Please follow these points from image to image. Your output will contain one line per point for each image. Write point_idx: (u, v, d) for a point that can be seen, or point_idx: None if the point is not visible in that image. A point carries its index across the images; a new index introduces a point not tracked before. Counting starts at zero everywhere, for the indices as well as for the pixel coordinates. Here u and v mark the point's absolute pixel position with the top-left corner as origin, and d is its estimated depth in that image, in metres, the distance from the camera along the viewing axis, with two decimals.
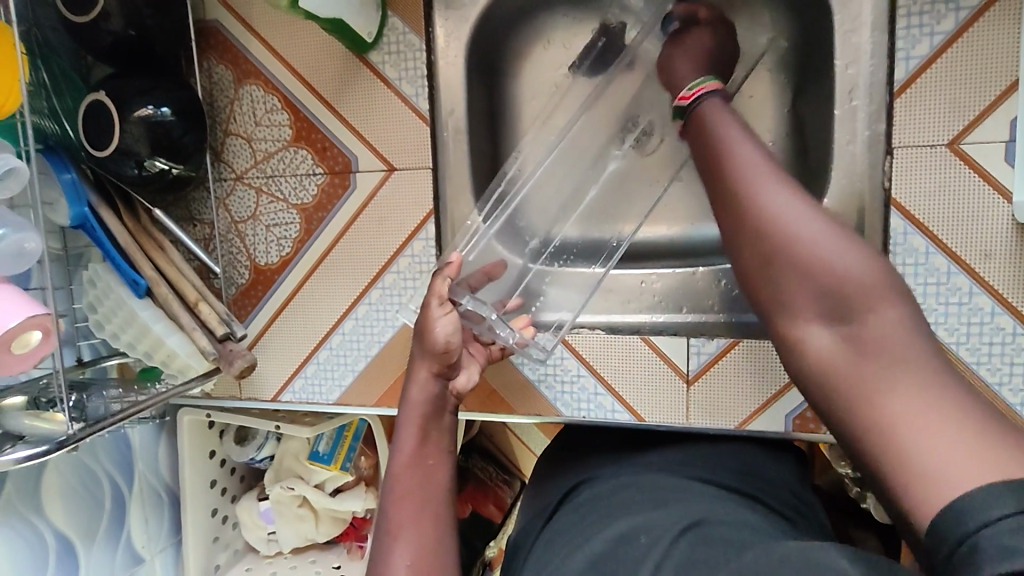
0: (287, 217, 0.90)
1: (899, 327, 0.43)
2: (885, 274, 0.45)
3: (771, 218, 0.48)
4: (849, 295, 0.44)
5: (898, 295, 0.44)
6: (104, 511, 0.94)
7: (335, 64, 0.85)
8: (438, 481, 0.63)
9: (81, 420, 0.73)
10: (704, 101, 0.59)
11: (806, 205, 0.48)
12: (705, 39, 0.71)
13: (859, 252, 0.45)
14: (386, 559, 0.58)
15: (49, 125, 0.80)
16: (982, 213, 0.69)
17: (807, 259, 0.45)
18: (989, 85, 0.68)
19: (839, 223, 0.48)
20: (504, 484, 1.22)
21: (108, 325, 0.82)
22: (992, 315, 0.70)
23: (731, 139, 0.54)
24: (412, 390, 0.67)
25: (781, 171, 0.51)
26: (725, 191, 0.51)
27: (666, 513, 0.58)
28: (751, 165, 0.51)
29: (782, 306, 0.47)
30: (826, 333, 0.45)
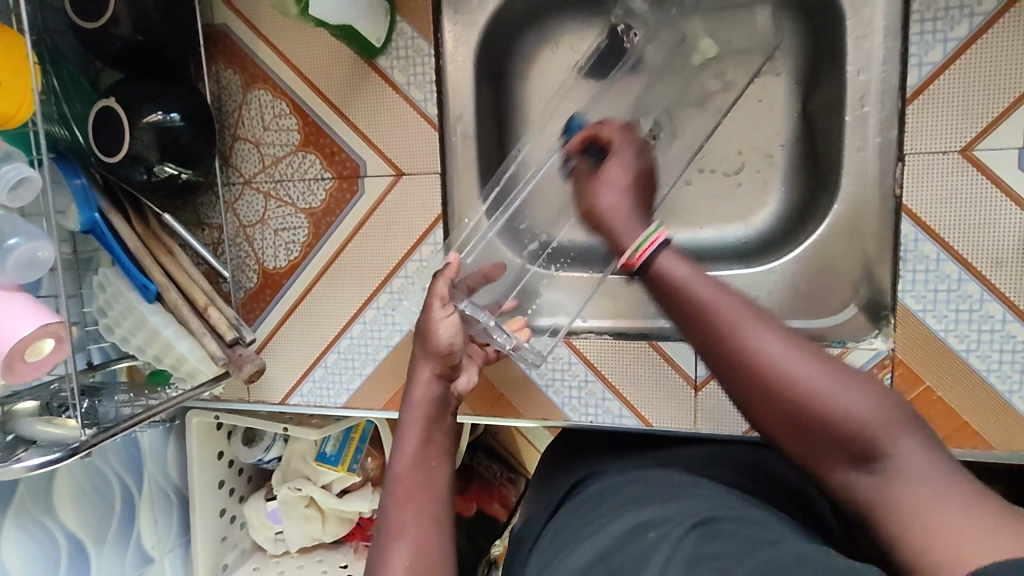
0: (295, 222, 0.90)
1: (925, 455, 0.45)
2: (890, 402, 0.47)
3: (776, 372, 0.48)
4: (865, 433, 0.46)
5: (907, 418, 0.47)
6: (114, 513, 0.95)
7: (344, 68, 0.85)
8: (440, 483, 0.62)
9: (93, 426, 0.74)
10: (654, 255, 0.59)
11: (798, 349, 0.49)
12: (626, 156, 0.72)
13: (862, 386, 0.47)
14: (383, 559, 0.56)
15: (59, 131, 0.80)
16: (994, 220, 0.69)
17: (825, 410, 0.47)
18: (1003, 92, 0.68)
19: (832, 359, 0.49)
20: (510, 482, 1.20)
21: (118, 329, 0.83)
22: (1003, 323, 0.70)
23: (699, 282, 0.54)
24: (414, 391, 0.67)
25: (757, 308, 0.52)
26: (713, 342, 0.52)
27: (675, 508, 0.58)
28: (731, 312, 0.51)
29: (811, 453, 0.48)
30: (863, 476, 0.46)
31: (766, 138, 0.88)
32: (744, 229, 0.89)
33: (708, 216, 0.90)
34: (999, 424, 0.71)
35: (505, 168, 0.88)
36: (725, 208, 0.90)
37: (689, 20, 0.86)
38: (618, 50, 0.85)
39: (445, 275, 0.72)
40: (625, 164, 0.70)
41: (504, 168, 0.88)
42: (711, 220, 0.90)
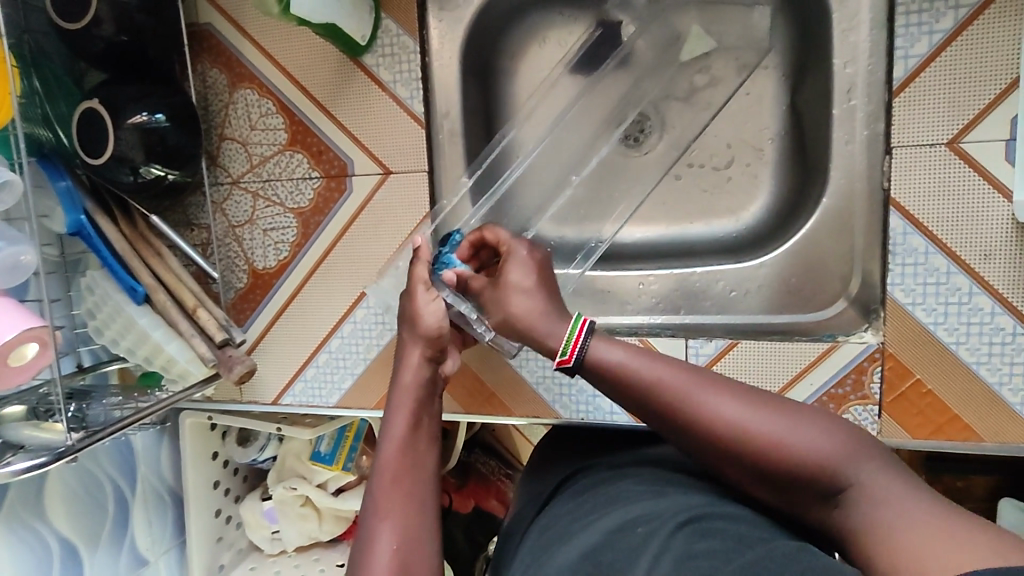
0: (284, 222, 0.89)
1: (886, 477, 0.49)
2: (840, 434, 0.51)
3: (735, 436, 0.52)
4: (825, 472, 0.49)
5: (860, 444, 0.51)
6: (107, 515, 0.95)
7: (330, 66, 0.84)
8: (427, 468, 0.62)
9: (81, 429, 0.74)
10: (585, 348, 0.59)
11: (747, 408, 0.53)
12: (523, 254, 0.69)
13: (813, 427, 0.51)
14: (370, 538, 0.57)
15: (43, 133, 0.79)
16: (982, 213, 0.69)
17: (786, 461, 0.50)
18: (988, 84, 0.67)
19: (780, 407, 0.53)
20: (508, 479, 1.18)
21: (107, 330, 0.83)
22: (992, 315, 0.70)
23: (641, 361, 0.57)
24: (403, 372, 0.67)
25: (700, 372, 0.56)
26: (666, 416, 0.55)
27: (662, 506, 0.58)
28: (676, 384, 0.55)
29: (785, 497, 0.52)
30: (837, 509, 0.49)
31: (756, 132, 0.88)
32: (735, 224, 0.89)
33: (698, 211, 0.90)
34: (989, 416, 0.71)
35: (486, 153, 0.88)
36: (716, 202, 0.89)
37: (676, 14, 0.85)
38: (614, 38, 0.88)
39: (423, 259, 0.70)
40: (522, 264, 0.67)
41: (486, 152, 0.89)
42: (701, 215, 0.90)
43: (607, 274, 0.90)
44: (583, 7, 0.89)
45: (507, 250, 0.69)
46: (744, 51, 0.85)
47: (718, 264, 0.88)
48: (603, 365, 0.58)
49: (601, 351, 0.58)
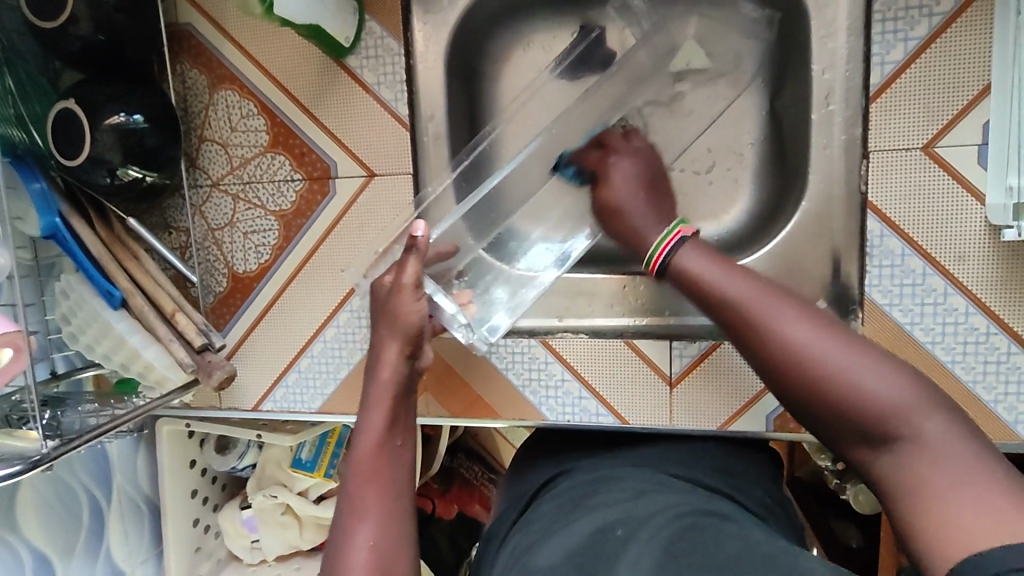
0: (265, 224, 0.88)
1: (953, 436, 0.44)
2: (915, 383, 0.46)
3: (801, 357, 0.49)
4: (884, 416, 0.45)
5: (935, 400, 0.45)
6: (82, 526, 0.93)
7: (313, 68, 0.83)
8: (404, 465, 0.61)
9: (56, 437, 0.72)
10: (674, 249, 0.62)
11: (825, 333, 0.50)
12: (627, 164, 0.78)
13: (886, 369, 0.47)
14: (345, 542, 0.56)
15: (16, 133, 0.77)
16: (957, 215, 0.71)
17: (848, 396, 0.46)
18: (963, 90, 0.69)
19: (862, 343, 0.49)
20: (491, 483, 1.18)
21: (82, 337, 0.79)
22: (966, 315, 0.72)
23: (722, 274, 0.57)
24: (381, 370, 0.64)
25: (786, 296, 0.53)
26: (740, 332, 0.53)
27: (646, 509, 0.58)
28: (754, 301, 0.53)
29: (833, 438, 0.49)
30: (885, 459, 0.46)
31: (736, 137, 0.89)
32: (717, 227, 0.90)
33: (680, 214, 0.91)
34: None
35: (472, 147, 0.87)
36: (697, 205, 0.90)
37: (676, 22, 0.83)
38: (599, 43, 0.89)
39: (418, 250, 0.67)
40: (625, 172, 0.77)
41: (472, 145, 0.87)
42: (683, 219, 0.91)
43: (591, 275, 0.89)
44: (566, 10, 0.89)
45: (612, 163, 0.78)
46: (721, 58, 0.85)
47: None
48: (683, 276, 0.60)
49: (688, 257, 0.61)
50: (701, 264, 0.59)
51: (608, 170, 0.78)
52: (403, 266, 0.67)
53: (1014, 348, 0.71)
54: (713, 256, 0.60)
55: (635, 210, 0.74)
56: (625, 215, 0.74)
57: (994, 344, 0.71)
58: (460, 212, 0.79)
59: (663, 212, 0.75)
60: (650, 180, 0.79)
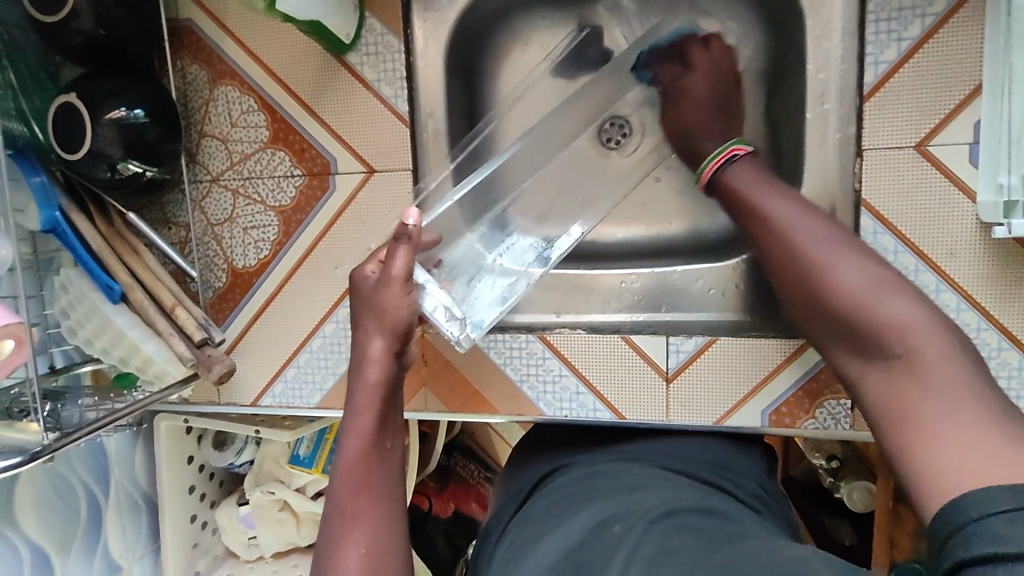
0: (264, 220, 0.89)
1: (957, 360, 0.46)
2: (931, 314, 0.49)
3: (826, 274, 0.53)
4: (892, 331, 0.48)
5: (948, 330, 0.48)
6: (79, 521, 0.93)
7: (313, 65, 0.84)
8: (392, 467, 0.62)
9: (56, 430, 0.72)
10: (724, 169, 0.67)
11: (856, 259, 0.53)
12: (701, 80, 0.79)
13: (905, 297, 0.50)
14: (336, 546, 0.57)
15: (17, 127, 0.78)
16: (949, 213, 0.72)
17: (864, 309, 0.50)
18: (955, 89, 0.70)
19: (890, 273, 0.52)
20: (487, 481, 1.19)
21: (81, 331, 0.80)
22: (958, 312, 0.73)
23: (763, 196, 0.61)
24: (368, 369, 0.64)
25: (828, 224, 0.57)
26: (777, 251, 0.58)
27: (646, 501, 0.59)
28: (794, 220, 0.58)
29: (842, 351, 0.53)
30: (885, 373, 0.48)
31: None
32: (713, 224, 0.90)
33: (677, 213, 0.92)
34: None
35: (468, 139, 0.88)
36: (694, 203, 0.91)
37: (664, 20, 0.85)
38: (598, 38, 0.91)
39: (407, 240, 0.66)
40: (699, 88, 0.78)
41: (468, 138, 0.88)
42: (681, 217, 0.91)
43: (589, 271, 0.90)
44: (565, 9, 0.90)
45: (687, 79, 0.79)
46: None
47: (697, 262, 0.88)
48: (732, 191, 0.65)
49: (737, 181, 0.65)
50: (751, 186, 0.63)
51: (682, 86, 0.79)
52: (392, 256, 0.67)
53: (1005, 344, 0.72)
54: (765, 181, 0.64)
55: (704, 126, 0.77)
56: (688, 133, 0.78)
57: (984, 340, 0.72)
58: (456, 196, 0.82)
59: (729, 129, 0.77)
60: (726, 97, 0.79)
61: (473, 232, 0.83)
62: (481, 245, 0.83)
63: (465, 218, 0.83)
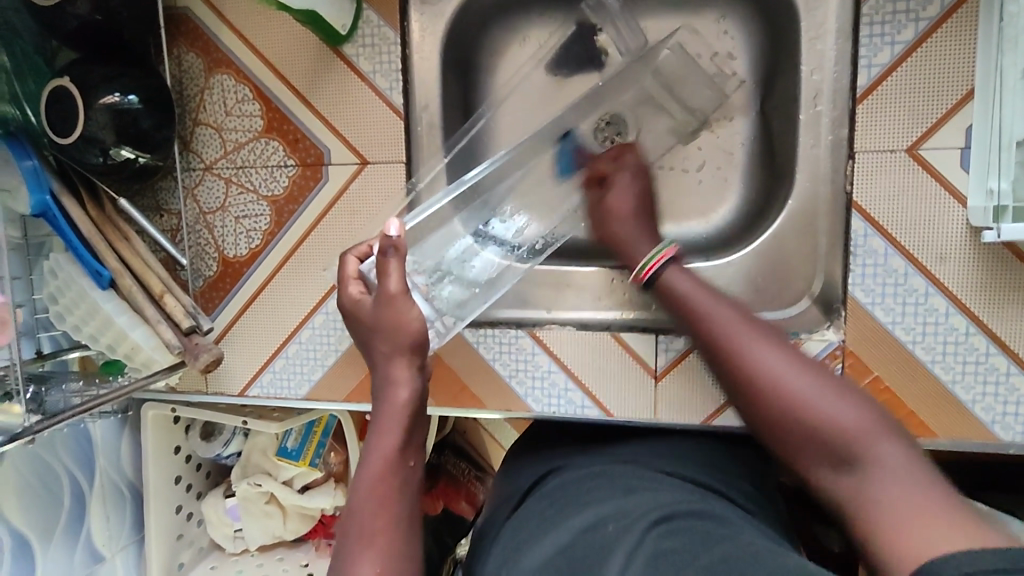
0: (256, 209, 0.89)
1: (905, 459, 0.48)
2: (869, 412, 0.51)
3: (772, 384, 0.55)
4: (838, 436, 0.50)
5: (889, 429, 0.50)
6: (62, 508, 0.92)
7: (309, 55, 0.84)
8: (412, 486, 0.62)
9: (38, 413, 0.72)
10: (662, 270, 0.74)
11: (794, 366, 0.56)
12: (632, 179, 0.83)
13: (846, 401, 0.52)
14: (354, 565, 0.56)
15: (8, 108, 0.78)
16: (939, 216, 0.72)
17: (813, 417, 0.52)
18: (947, 93, 0.70)
19: (829, 378, 0.55)
20: (478, 480, 1.18)
21: (69, 316, 0.79)
22: (946, 315, 0.73)
23: (714, 305, 0.66)
24: (394, 388, 0.64)
25: (767, 335, 0.61)
26: (723, 361, 0.61)
27: (632, 506, 0.58)
28: (738, 332, 0.61)
29: (799, 463, 0.53)
30: (844, 478, 0.49)
31: (727, 138, 0.90)
32: (705, 226, 0.91)
33: (670, 210, 0.92)
34: (943, 416, 0.74)
35: (466, 129, 0.91)
36: (687, 203, 0.91)
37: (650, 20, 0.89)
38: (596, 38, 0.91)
39: (396, 252, 0.66)
40: (624, 190, 0.83)
41: (466, 128, 0.91)
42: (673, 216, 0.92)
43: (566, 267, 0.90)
44: (562, 7, 0.90)
45: (613, 177, 0.84)
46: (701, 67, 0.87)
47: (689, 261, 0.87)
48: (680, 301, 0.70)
49: (683, 289, 0.71)
50: (694, 293, 0.69)
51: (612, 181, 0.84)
52: (384, 273, 0.66)
53: (992, 349, 0.72)
54: (701, 288, 0.70)
55: (625, 225, 0.81)
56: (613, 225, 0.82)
57: (973, 345, 0.72)
58: (446, 198, 0.84)
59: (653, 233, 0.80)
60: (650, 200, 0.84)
61: (458, 217, 0.86)
62: (461, 227, 0.86)
63: (453, 206, 0.85)
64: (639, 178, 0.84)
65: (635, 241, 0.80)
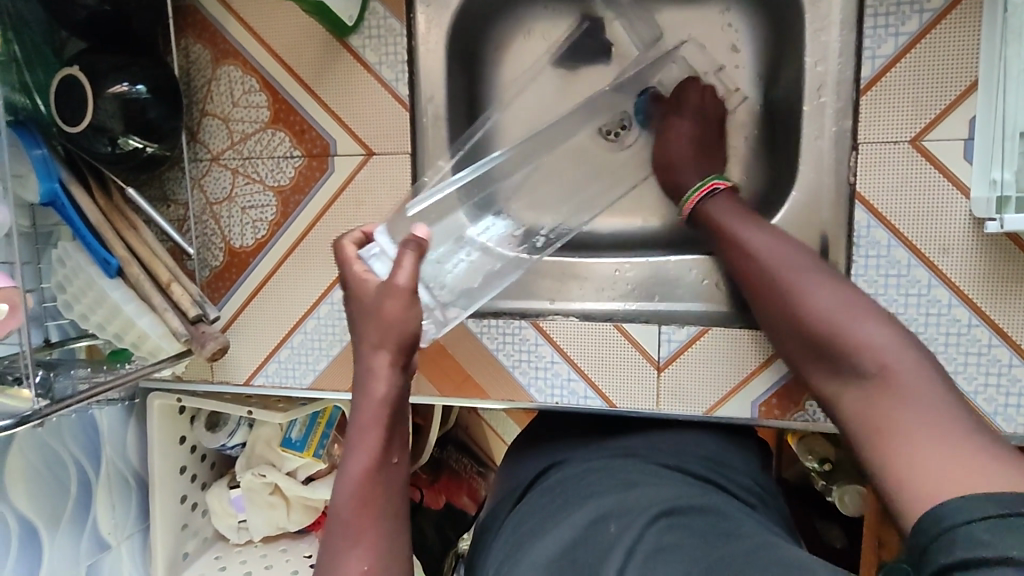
0: (263, 200, 0.89)
1: (922, 374, 0.50)
2: (896, 333, 0.54)
3: (808, 302, 0.60)
4: (860, 351, 0.54)
5: (913, 349, 0.53)
6: (69, 496, 0.93)
7: (316, 46, 0.85)
8: (397, 483, 0.62)
9: (47, 398, 0.73)
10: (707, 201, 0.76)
11: (830, 287, 0.60)
12: (687, 123, 0.84)
13: (875, 322, 0.55)
14: (340, 564, 0.57)
15: (20, 98, 0.79)
16: (942, 207, 0.72)
17: (839, 333, 0.56)
18: (951, 84, 0.71)
19: (861, 301, 0.58)
20: (480, 476, 1.18)
21: (77, 305, 0.80)
22: (948, 306, 0.73)
23: (754, 231, 0.70)
24: (374, 386, 0.63)
25: (805, 259, 0.65)
26: (761, 282, 0.66)
27: (634, 497, 0.59)
28: (777, 257, 0.66)
29: (822, 372, 0.58)
30: (859, 389, 0.53)
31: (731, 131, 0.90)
32: None
33: None
34: None
35: (469, 135, 0.91)
36: None
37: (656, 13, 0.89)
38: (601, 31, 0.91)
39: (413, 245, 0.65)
40: (682, 132, 0.84)
41: (468, 135, 0.91)
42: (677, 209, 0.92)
43: (573, 258, 0.91)
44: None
45: (671, 121, 0.85)
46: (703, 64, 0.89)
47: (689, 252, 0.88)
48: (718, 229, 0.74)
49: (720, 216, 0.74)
50: (735, 222, 0.72)
51: (671, 126, 0.85)
52: (398, 265, 0.65)
53: (995, 341, 0.72)
54: (745, 216, 0.73)
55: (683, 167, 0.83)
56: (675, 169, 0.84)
57: (975, 336, 0.73)
58: (456, 185, 0.83)
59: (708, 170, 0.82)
60: (710, 144, 0.85)
61: (464, 207, 0.83)
62: (465, 218, 0.83)
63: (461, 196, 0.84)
64: (708, 123, 0.85)
65: (682, 181, 0.83)
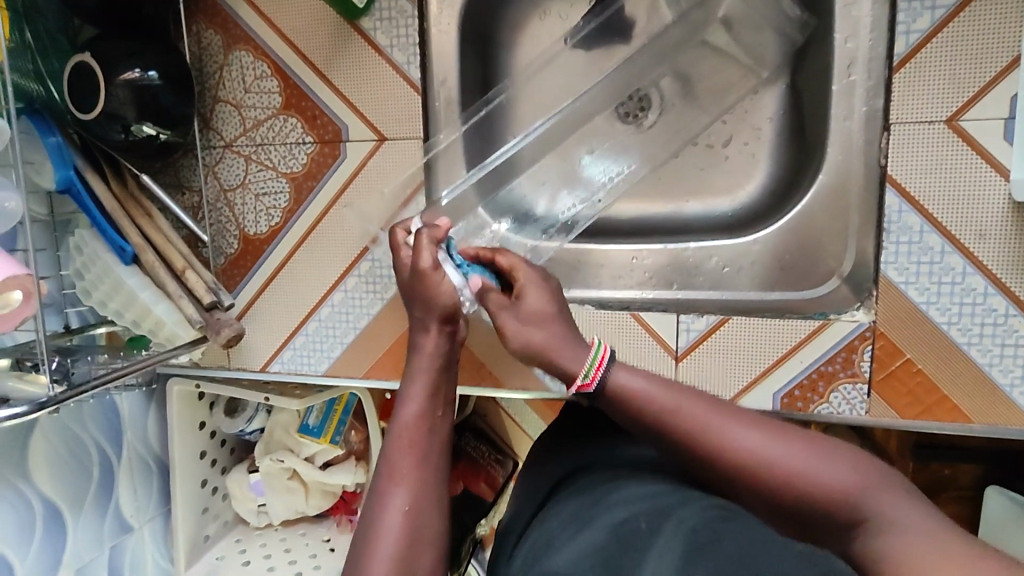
0: (276, 186, 0.88)
1: (900, 502, 0.53)
2: (852, 464, 0.55)
3: (763, 465, 0.55)
4: (839, 498, 0.53)
5: (869, 472, 0.54)
6: (91, 480, 0.94)
7: (327, 29, 0.83)
8: (443, 436, 0.64)
9: (64, 384, 0.73)
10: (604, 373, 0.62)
11: (771, 440, 0.56)
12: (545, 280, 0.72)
13: (829, 460, 0.55)
14: (382, 502, 0.59)
15: (34, 87, 0.79)
16: (978, 191, 0.68)
17: (810, 486, 0.53)
18: (991, 60, 0.67)
19: (805, 442, 0.57)
20: (498, 463, 1.16)
21: (95, 292, 0.81)
22: (985, 296, 0.70)
23: (660, 390, 0.60)
24: (424, 342, 0.68)
25: (721, 406, 0.59)
26: (695, 446, 0.57)
27: (649, 493, 0.57)
28: (700, 413, 0.58)
29: (799, 526, 0.55)
30: (858, 533, 0.52)
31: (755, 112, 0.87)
32: (730, 203, 0.89)
33: (695, 189, 0.90)
34: (978, 400, 0.71)
35: (480, 106, 0.89)
36: (711, 179, 0.90)
37: None
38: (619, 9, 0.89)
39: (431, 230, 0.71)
40: (538, 291, 0.70)
41: (482, 103, 0.90)
42: (697, 194, 0.90)
43: (591, 246, 0.89)
44: None
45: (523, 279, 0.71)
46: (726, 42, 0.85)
47: (712, 239, 0.86)
48: (619, 389, 0.62)
49: (643, 392, 0.61)
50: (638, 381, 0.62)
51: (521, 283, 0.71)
52: (419, 248, 0.70)
53: None
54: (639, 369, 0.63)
55: (551, 329, 0.67)
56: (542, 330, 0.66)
57: (1013, 327, 0.69)
58: (473, 181, 0.86)
59: (574, 335, 0.67)
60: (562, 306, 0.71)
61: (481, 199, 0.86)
62: (486, 215, 0.86)
63: (478, 191, 0.86)
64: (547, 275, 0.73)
65: (559, 347, 0.65)
